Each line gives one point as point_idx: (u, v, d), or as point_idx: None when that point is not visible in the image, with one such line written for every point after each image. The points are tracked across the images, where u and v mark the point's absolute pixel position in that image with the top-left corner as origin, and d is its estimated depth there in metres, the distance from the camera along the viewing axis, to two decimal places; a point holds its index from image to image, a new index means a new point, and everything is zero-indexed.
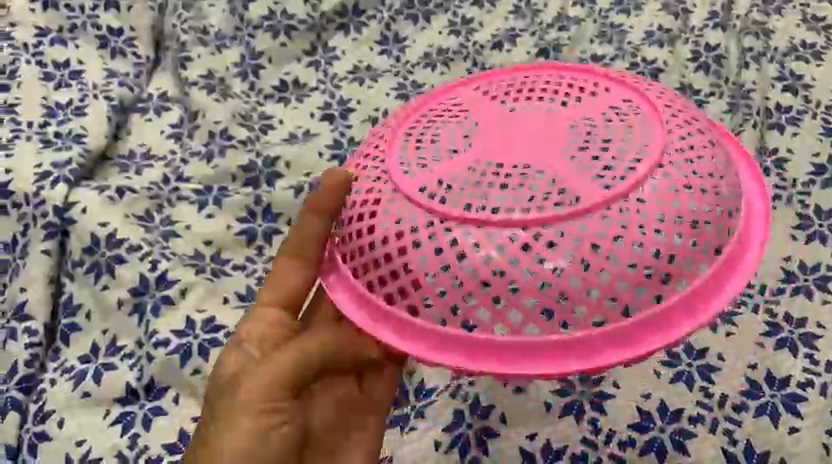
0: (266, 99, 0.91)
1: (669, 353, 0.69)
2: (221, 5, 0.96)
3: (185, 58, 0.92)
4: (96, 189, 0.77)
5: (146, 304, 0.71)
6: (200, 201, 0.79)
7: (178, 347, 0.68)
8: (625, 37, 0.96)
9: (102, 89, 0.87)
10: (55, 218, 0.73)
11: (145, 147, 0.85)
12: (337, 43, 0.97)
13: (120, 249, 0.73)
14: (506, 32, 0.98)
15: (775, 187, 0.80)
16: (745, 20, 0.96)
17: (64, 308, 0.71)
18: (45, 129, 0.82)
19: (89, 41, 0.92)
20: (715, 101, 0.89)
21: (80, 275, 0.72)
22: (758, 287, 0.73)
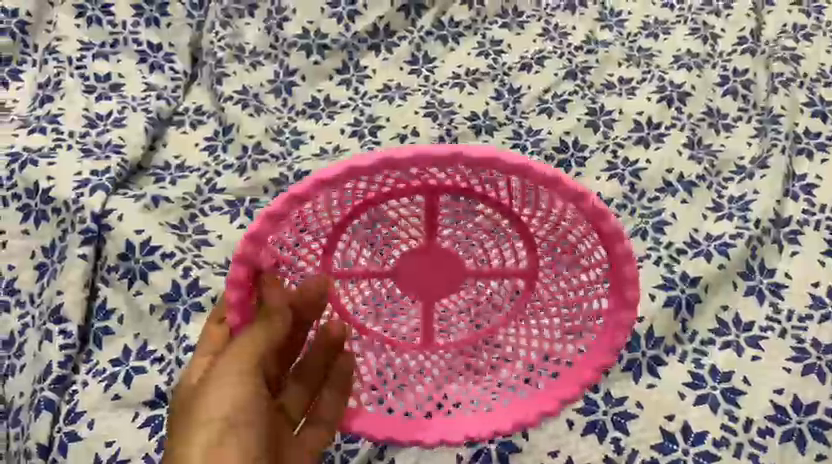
0: (298, 115, 0.94)
1: (694, 375, 0.69)
2: (257, 25, 1.00)
3: (222, 74, 0.94)
4: (131, 198, 0.79)
5: (177, 310, 0.73)
6: (232, 212, 0.81)
7: None
8: (653, 61, 0.97)
9: (141, 102, 0.90)
10: (94, 225, 0.75)
11: (181, 159, 0.87)
12: (368, 61, 0.99)
13: (155, 256, 0.75)
14: (534, 54, 0.99)
15: (803, 212, 0.80)
16: (774, 46, 0.96)
17: (98, 312, 0.72)
18: (86, 138, 0.85)
19: (129, 55, 0.95)
20: (743, 126, 0.89)
21: (115, 280, 0.74)
22: (784, 312, 0.73)
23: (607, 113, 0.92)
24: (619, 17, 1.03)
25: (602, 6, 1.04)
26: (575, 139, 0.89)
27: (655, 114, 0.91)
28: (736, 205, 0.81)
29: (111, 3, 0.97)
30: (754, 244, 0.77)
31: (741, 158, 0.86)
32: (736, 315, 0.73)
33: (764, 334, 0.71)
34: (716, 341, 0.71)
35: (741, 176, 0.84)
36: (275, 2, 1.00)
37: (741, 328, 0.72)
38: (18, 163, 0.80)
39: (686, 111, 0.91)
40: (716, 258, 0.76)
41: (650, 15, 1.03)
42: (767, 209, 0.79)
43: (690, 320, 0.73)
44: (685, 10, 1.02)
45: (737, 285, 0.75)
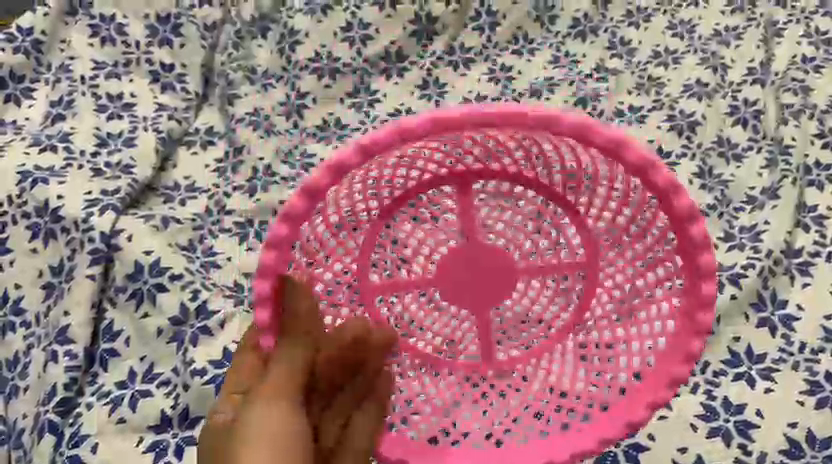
0: (308, 137, 0.94)
1: (706, 406, 0.68)
2: (269, 47, 1.00)
3: (234, 95, 0.96)
4: (142, 218, 0.79)
5: (185, 333, 0.73)
6: (240, 233, 0.82)
7: (215, 376, 0.70)
8: (663, 89, 0.98)
9: (152, 122, 0.90)
10: (102, 244, 0.75)
11: (190, 180, 0.87)
12: (380, 85, 1.00)
13: (163, 277, 0.74)
14: (544, 81, 1.00)
15: (814, 244, 0.79)
16: (783, 77, 0.97)
17: (105, 333, 0.72)
18: (97, 157, 0.85)
19: (142, 76, 0.96)
20: (753, 156, 0.89)
21: (122, 301, 0.73)
22: (797, 344, 0.72)
23: None
24: (629, 46, 1.03)
25: (612, 34, 1.04)
26: None
27: (665, 143, 0.92)
28: (747, 235, 0.81)
29: (125, 23, 0.97)
30: (765, 275, 0.76)
31: (752, 189, 0.85)
32: (748, 346, 0.72)
33: (777, 366, 0.71)
34: (728, 373, 0.71)
35: (751, 206, 0.84)
36: (287, 25, 1.01)
37: (753, 359, 0.71)
38: (29, 180, 0.79)
39: (695, 140, 0.92)
40: (727, 288, 0.75)
41: (659, 44, 1.03)
42: (779, 240, 0.79)
43: (702, 351, 0.72)
44: (696, 40, 1.02)
45: (748, 316, 0.74)
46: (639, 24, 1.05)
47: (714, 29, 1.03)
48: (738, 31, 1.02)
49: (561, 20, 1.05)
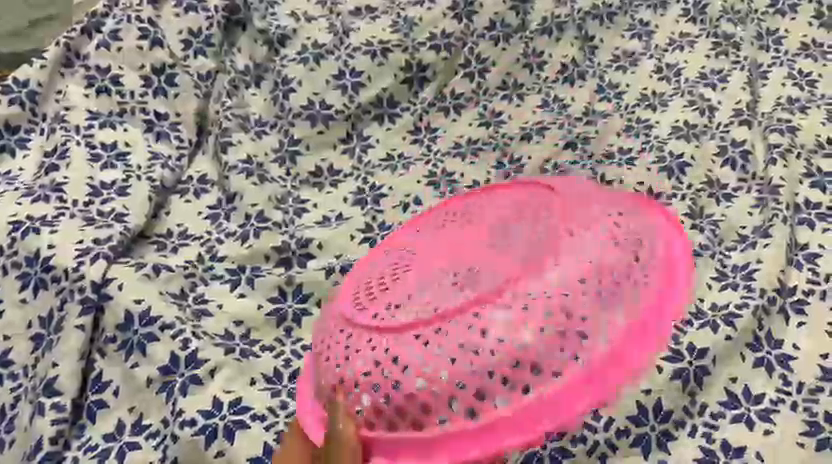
0: (302, 183, 0.97)
1: (703, 450, 0.67)
2: (263, 95, 1.05)
3: (227, 142, 0.96)
4: (133, 266, 0.77)
5: (174, 383, 0.70)
6: (233, 279, 0.81)
7: (204, 427, 0.67)
8: (652, 131, 0.99)
9: (146, 170, 0.92)
10: (93, 293, 0.73)
11: (183, 227, 0.89)
12: (371, 131, 1.04)
13: (153, 327, 0.72)
14: (534, 125, 1.02)
15: (809, 282, 0.79)
16: (770, 118, 0.99)
17: (93, 384, 0.70)
18: (89, 206, 0.86)
19: (136, 125, 0.98)
20: (743, 196, 0.90)
21: (111, 352, 0.72)
22: (795, 385, 0.71)
23: (607, 183, 0.93)
24: (617, 88, 1.06)
25: (600, 78, 1.08)
26: None
27: (655, 185, 0.92)
28: (740, 273, 0.80)
29: (120, 74, 1.00)
30: (760, 315, 0.75)
31: (744, 227, 0.86)
32: (746, 387, 0.71)
33: (775, 407, 0.70)
34: (726, 415, 0.69)
35: (744, 245, 0.83)
36: (281, 74, 1.05)
37: (752, 401, 0.70)
38: (20, 230, 0.79)
39: (685, 182, 0.93)
40: (722, 329, 0.74)
41: (646, 87, 1.06)
42: (773, 279, 0.78)
43: (699, 393, 0.70)
44: (683, 82, 1.06)
45: (745, 356, 0.73)
46: (627, 68, 1.09)
47: (700, 71, 1.07)
48: (723, 72, 1.06)
49: (549, 66, 1.09)
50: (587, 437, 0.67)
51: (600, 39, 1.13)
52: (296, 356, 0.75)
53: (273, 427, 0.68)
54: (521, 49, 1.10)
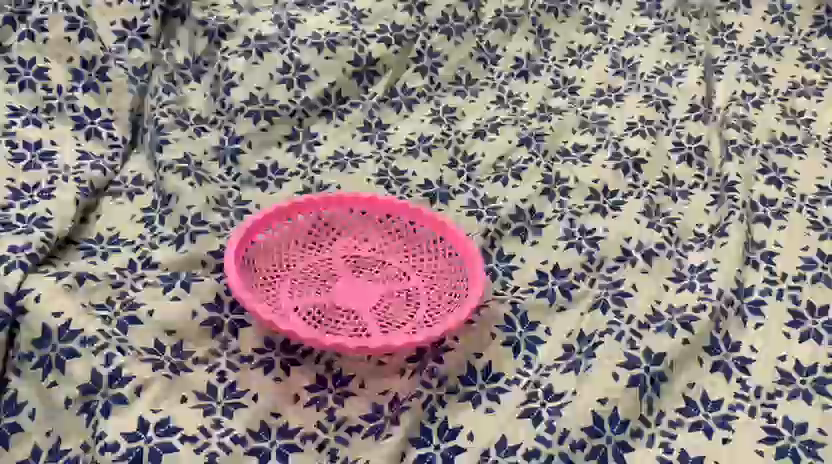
0: (244, 183, 0.92)
1: (664, 461, 0.64)
2: (202, 90, 1.00)
3: (163, 140, 0.92)
4: (53, 276, 0.71)
5: (97, 403, 0.63)
6: (165, 285, 0.74)
7: (129, 451, 0.61)
8: (607, 127, 0.97)
9: (73, 171, 0.86)
10: (6, 306, 0.66)
11: (114, 231, 0.83)
12: (318, 128, 0.99)
13: (74, 341, 0.66)
14: (488, 121, 0.99)
15: (766, 281, 0.78)
16: (727, 113, 0.97)
17: (6, 407, 0.63)
18: (8, 210, 0.79)
19: (64, 121, 0.91)
20: (699, 194, 0.88)
21: (27, 370, 0.65)
22: (753, 389, 0.69)
23: (562, 181, 0.90)
24: (572, 84, 1.04)
25: (555, 73, 1.05)
26: (530, 208, 0.87)
27: (610, 182, 0.90)
28: (697, 275, 0.78)
29: (46, 68, 0.93)
30: (718, 317, 0.73)
31: (699, 226, 0.85)
32: (704, 393, 0.69)
33: (734, 413, 0.67)
34: (685, 422, 0.67)
35: (701, 244, 0.82)
36: (222, 68, 1.00)
37: (710, 406, 0.68)
38: None
39: (641, 180, 0.90)
40: (679, 332, 0.72)
41: (601, 82, 1.04)
42: (730, 279, 0.76)
43: (656, 400, 0.68)
44: (638, 77, 1.04)
45: (702, 360, 0.71)
46: (582, 63, 1.06)
47: (655, 67, 1.05)
48: (680, 67, 1.04)
49: (503, 60, 1.06)
50: (540, 451, 0.64)
51: (555, 33, 1.10)
52: (232, 368, 0.69)
53: (205, 449, 0.62)
54: (473, 43, 1.07)
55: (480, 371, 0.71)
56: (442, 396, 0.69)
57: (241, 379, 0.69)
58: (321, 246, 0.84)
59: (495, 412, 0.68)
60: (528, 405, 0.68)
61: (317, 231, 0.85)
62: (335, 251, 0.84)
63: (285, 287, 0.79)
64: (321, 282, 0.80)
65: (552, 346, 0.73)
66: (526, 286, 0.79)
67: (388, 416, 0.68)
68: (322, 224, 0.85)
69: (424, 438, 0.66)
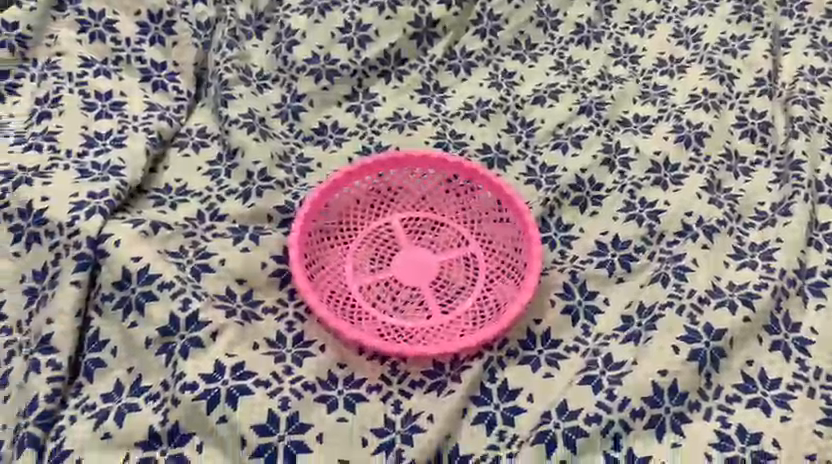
0: (305, 141, 0.94)
1: (721, 435, 0.66)
2: (264, 47, 1.00)
3: (227, 95, 0.92)
4: (129, 223, 0.73)
5: (175, 345, 0.67)
6: (236, 236, 0.77)
7: (206, 391, 0.64)
8: (669, 99, 0.96)
9: (142, 121, 0.88)
10: (88, 249, 0.70)
11: (182, 183, 0.85)
12: (378, 89, 0.99)
13: (152, 285, 0.69)
14: (547, 87, 0.98)
15: (828, 263, 0.77)
16: (792, 89, 0.95)
17: (90, 342, 0.68)
18: (83, 158, 0.81)
19: (132, 73, 0.93)
20: (761, 171, 0.88)
21: (108, 310, 0.69)
22: (812, 369, 0.70)
23: (623, 152, 0.90)
24: (633, 52, 1.03)
25: (616, 41, 1.04)
26: (591, 177, 0.87)
27: (672, 155, 0.89)
28: (758, 252, 0.78)
29: (114, 19, 0.94)
30: (779, 296, 0.74)
31: (761, 204, 0.84)
32: (761, 370, 0.70)
33: (792, 393, 0.68)
34: (742, 398, 0.68)
35: (763, 222, 0.82)
36: (284, 25, 1.00)
37: (768, 385, 0.69)
38: (12, 181, 0.75)
39: (703, 153, 0.89)
40: (740, 309, 0.72)
41: (663, 52, 1.02)
42: (792, 259, 0.76)
43: (715, 375, 0.69)
44: (701, 48, 1.02)
45: (761, 339, 0.72)
46: (644, 31, 1.05)
47: (720, 37, 1.02)
48: (745, 39, 1.02)
49: (564, 26, 1.05)
50: (601, 417, 0.66)
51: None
52: (300, 319, 0.73)
53: (278, 394, 0.65)
54: (534, 6, 1.04)
55: (540, 337, 0.74)
56: (502, 358, 0.72)
57: (310, 329, 0.72)
58: (379, 208, 0.85)
59: (554, 378, 0.71)
60: (587, 373, 0.70)
61: (379, 189, 0.85)
62: (395, 215, 0.84)
63: (348, 249, 0.82)
64: (382, 249, 0.82)
65: (611, 316, 0.75)
66: (586, 255, 0.81)
67: (450, 374, 0.71)
68: (382, 188, 0.85)
69: (484, 397, 0.70)
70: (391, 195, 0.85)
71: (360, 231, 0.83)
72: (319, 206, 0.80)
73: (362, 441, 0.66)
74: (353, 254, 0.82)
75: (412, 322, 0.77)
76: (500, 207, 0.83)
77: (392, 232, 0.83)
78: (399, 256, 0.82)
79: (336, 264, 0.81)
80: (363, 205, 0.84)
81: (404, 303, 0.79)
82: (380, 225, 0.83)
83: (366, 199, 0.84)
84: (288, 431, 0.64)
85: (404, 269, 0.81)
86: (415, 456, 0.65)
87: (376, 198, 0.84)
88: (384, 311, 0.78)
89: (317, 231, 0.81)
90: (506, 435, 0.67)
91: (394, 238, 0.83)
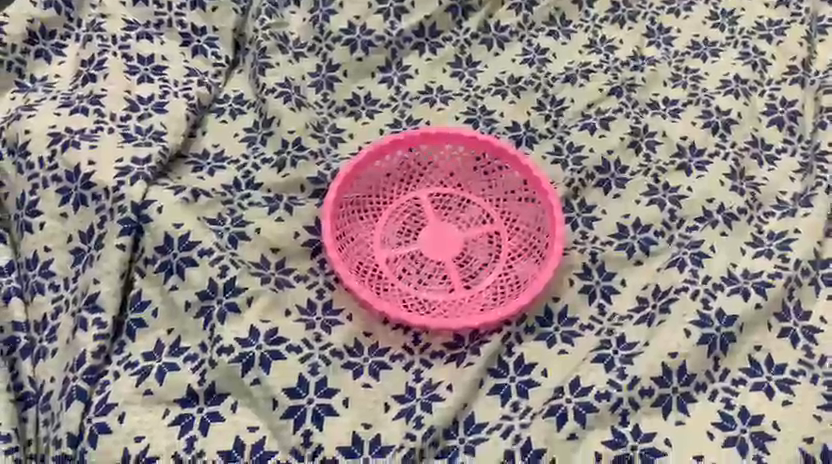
0: (338, 111, 0.96)
1: (723, 415, 0.69)
2: (302, 14, 1.01)
3: (265, 64, 0.94)
4: (172, 190, 0.78)
5: (213, 309, 0.72)
6: (270, 206, 0.81)
7: (241, 355, 0.69)
8: (700, 83, 0.96)
9: (183, 87, 0.90)
10: (133, 214, 0.74)
11: (219, 149, 0.88)
12: (411, 61, 1.01)
13: (192, 252, 0.73)
14: (579, 66, 0.99)
15: None
16: (824, 78, 0.95)
17: (133, 303, 0.72)
18: (127, 122, 0.85)
19: (173, 38, 0.95)
20: (786, 160, 0.89)
21: (150, 273, 0.73)
22: (818, 357, 0.72)
23: (650, 135, 0.91)
24: (668, 33, 1.02)
25: (651, 20, 1.04)
26: (616, 160, 0.89)
27: (698, 141, 0.90)
28: (775, 241, 0.80)
29: None
30: (792, 285, 0.76)
31: (783, 193, 0.85)
32: (768, 356, 0.73)
33: (796, 378, 0.71)
34: (747, 382, 0.71)
35: (783, 211, 0.83)
36: None
37: (773, 370, 0.72)
38: (60, 143, 0.79)
39: (729, 140, 0.90)
40: (753, 296, 0.74)
41: (697, 34, 1.02)
42: (809, 250, 0.78)
43: (723, 358, 0.72)
44: (736, 32, 1.01)
45: (771, 325, 0.74)
46: (680, 11, 1.04)
47: (757, 21, 1.02)
48: (782, 24, 1.01)
49: (599, 3, 1.04)
50: (611, 394, 0.70)
51: None
52: (329, 287, 0.78)
53: (308, 360, 0.71)
54: None
55: (557, 315, 0.77)
56: (519, 333, 0.76)
57: (338, 299, 0.77)
58: (409, 182, 0.87)
59: (567, 354, 0.74)
60: (601, 352, 0.73)
61: (409, 164, 0.87)
62: (423, 190, 0.87)
63: (376, 221, 0.85)
64: (409, 222, 0.85)
65: (626, 296, 0.78)
66: (606, 236, 0.83)
67: (469, 346, 0.75)
68: (412, 163, 0.87)
69: (501, 370, 0.73)
70: (420, 170, 0.88)
71: (389, 204, 0.86)
72: (350, 179, 0.83)
73: (384, 407, 0.71)
74: (381, 226, 0.85)
75: (435, 295, 0.81)
76: (526, 186, 0.85)
77: (420, 206, 0.86)
78: (425, 231, 0.85)
79: (365, 235, 0.84)
80: (393, 179, 0.87)
81: (429, 276, 0.82)
82: (408, 199, 0.87)
83: (396, 173, 0.87)
84: (316, 394, 0.69)
85: (430, 243, 0.84)
86: (432, 423, 0.69)
87: (406, 173, 0.87)
88: (409, 283, 0.82)
89: (348, 204, 0.84)
90: (519, 406, 0.71)
91: (422, 213, 0.86)
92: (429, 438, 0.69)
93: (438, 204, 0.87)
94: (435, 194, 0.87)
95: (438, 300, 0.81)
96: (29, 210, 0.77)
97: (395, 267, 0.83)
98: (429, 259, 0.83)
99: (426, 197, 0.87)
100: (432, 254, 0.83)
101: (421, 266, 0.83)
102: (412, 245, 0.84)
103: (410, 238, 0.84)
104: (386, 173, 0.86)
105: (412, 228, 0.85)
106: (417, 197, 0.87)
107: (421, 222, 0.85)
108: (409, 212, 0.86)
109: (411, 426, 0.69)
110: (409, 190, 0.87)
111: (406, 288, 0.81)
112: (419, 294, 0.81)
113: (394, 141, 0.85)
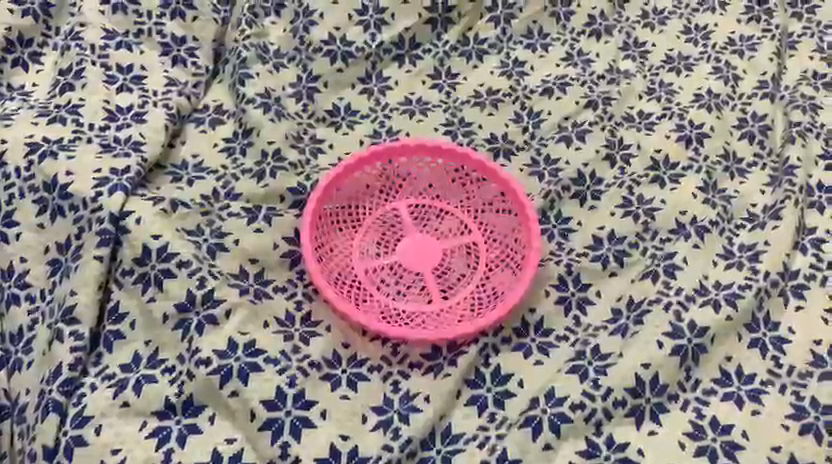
0: (318, 122, 0.96)
1: (694, 424, 0.71)
2: (282, 25, 1.00)
3: (245, 74, 0.94)
4: (151, 200, 0.78)
5: (191, 321, 0.72)
6: (250, 217, 0.81)
7: (219, 367, 0.70)
8: (674, 97, 0.98)
9: (162, 97, 0.90)
10: (110, 225, 0.74)
11: (199, 159, 0.88)
12: (390, 72, 1.02)
13: (170, 263, 0.74)
14: (556, 78, 1.00)
15: (811, 267, 0.81)
16: (793, 93, 0.98)
17: (110, 314, 0.72)
18: (106, 131, 0.85)
19: (153, 47, 0.95)
20: (757, 173, 0.91)
21: (129, 284, 0.73)
22: (785, 368, 0.74)
23: (625, 148, 0.93)
24: (643, 47, 1.04)
25: (627, 34, 1.05)
26: (592, 172, 0.91)
27: (671, 154, 0.92)
28: (746, 253, 0.82)
29: None
30: (761, 296, 0.78)
31: (754, 205, 0.87)
32: (739, 367, 0.74)
33: (765, 388, 0.73)
34: (718, 392, 0.73)
35: (752, 225, 0.85)
36: (302, 5, 1.01)
37: (743, 380, 0.74)
38: (38, 153, 0.79)
39: (702, 153, 0.92)
40: (723, 308, 0.76)
41: (672, 48, 1.04)
42: (777, 262, 0.80)
43: (694, 369, 0.74)
44: (709, 47, 1.03)
45: (741, 336, 0.76)
46: (655, 26, 1.06)
47: (728, 37, 1.04)
48: (753, 40, 1.03)
49: (577, 17, 1.05)
50: (586, 405, 0.71)
51: None
52: (308, 298, 0.78)
53: (286, 372, 0.71)
54: None
55: (533, 325, 0.78)
56: (496, 343, 0.77)
57: (316, 310, 0.77)
58: (388, 193, 0.88)
59: (544, 365, 0.75)
60: (575, 363, 0.74)
61: (388, 175, 0.88)
62: (402, 201, 0.88)
63: (355, 233, 0.86)
64: (388, 233, 0.86)
65: (602, 307, 0.80)
66: (582, 248, 0.85)
67: (446, 357, 0.76)
68: (390, 174, 0.88)
69: (478, 381, 0.75)
70: (400, 181, 0.88)
71: (367, 215, 0.87)
72: (329, 191, 0.84)
73: (362, 418, 0.72)
74: (360, 237, 0.86)
75: (413, 305, 0.82)
76: (503, 198, 0.87)
77: (399, 218, 0.87)
78: (404, 242, 0.86)
79: (344, 246, 0.85)
80: (372, 191, 0.87)
81: (408, 287, 0.83)
82: (387, 210, 0.87)
83: (375, 184, 0.87)
84: (293, 407, 0.70)
85: (409, 254, 0.85)
86: (411, 434, 0.70)
87: (385, 184, 0.88)
88: (388, 294, 0.83)
89: (327, 215, 0.85)
90: (496, 417, 0.72)
91: (401, 224, 0.87)
92: (408, 449, 0.70)
93: (417, 215, 0.88)
94: (414, 205, 0.88)
95: (417, 311, 0.81)
96: (5, 221, 0.76)
97: (374, 278, 0.83)
98: (408, 270, 0.84)
99: (406, 208, 0.88)
100: (411, 265, 0.84)
101: (401, 277, 0.84)
102: (391, 256, 0.85)
103: (390, 250, 0.85)
104: (366, 185, 0.87)
105: (391, 239, 0.86)
106: (396, 208, 0.87)
107: (400, 233, 0.86)
108: (388, 224, 0.87)
109: (389, 437, 0.70)
110: (388, 201, 0.88)
111: (384, 299, 0.82)
112: (397, 306, 0.82)
113: (373, 154, 0.86)
